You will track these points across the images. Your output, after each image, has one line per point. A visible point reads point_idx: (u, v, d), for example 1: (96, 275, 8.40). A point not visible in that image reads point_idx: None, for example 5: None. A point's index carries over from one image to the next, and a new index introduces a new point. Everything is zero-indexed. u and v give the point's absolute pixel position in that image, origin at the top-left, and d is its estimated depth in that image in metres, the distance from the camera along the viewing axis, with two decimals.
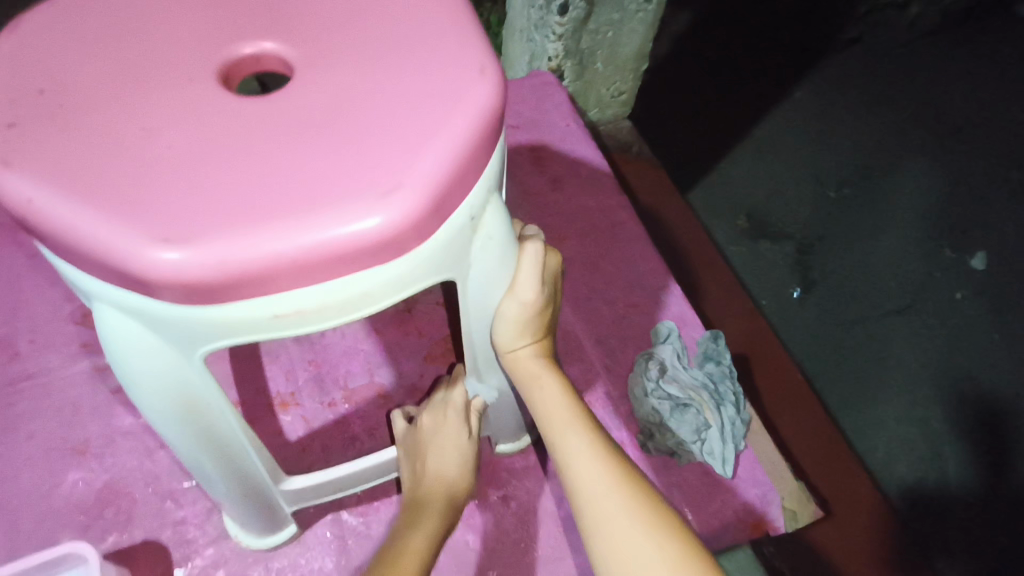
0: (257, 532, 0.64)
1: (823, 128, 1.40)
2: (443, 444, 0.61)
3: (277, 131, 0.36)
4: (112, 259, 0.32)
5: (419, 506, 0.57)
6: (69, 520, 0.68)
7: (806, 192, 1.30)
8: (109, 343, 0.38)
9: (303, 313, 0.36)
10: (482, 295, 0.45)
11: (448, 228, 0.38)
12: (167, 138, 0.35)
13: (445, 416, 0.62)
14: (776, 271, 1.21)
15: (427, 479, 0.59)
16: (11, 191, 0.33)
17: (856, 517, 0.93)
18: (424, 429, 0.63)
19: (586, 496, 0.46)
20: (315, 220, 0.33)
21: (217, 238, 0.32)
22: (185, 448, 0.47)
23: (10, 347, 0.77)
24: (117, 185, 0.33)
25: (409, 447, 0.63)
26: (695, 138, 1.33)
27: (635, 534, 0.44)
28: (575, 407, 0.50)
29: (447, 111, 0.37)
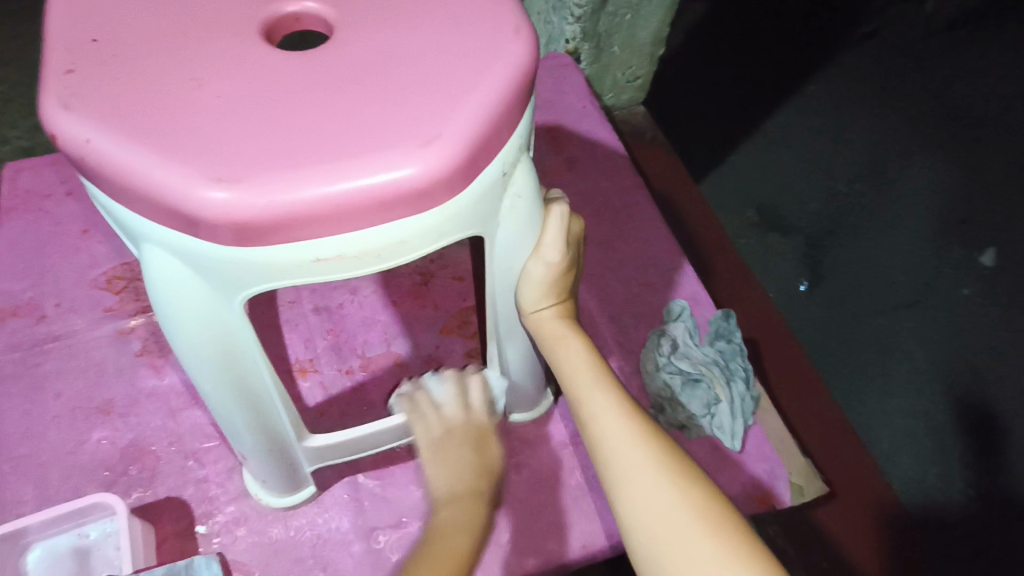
0: (278, 490, 0.66)
1: (836, 121, 1.40)
2: (475, 452, 0.58)
3: (320, 86, 0.37)
4: (165, 197, 0.34)
5: (462, 510, 0.54)
6: (95, 476, 0.70)
7: (817, 185, 1.31)
8: (155, 287, 0.39)
9: (341, 259, 0.37)
10: (511, 255, 0.47)
11: (483, 181, 0.39)
12: (215, 88, 0.37)
13: (480, 422, 0.59)
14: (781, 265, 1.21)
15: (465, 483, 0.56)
16: (70, 133, 0.35)
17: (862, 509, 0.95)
18: (457, 429, 0.59)
19: (609, 450, 0.48)
20: (359, 166, 0.35)
21: (264, 180, 0.34)
22: (217, 398, 0.49)
23: (37, 309, 0.79)
24: (169, 129, 0.35)
25: (441, 444, 0.58)
26: (708, 129, 1.34)
27: (655, 483, 0.46)
28: (598, 367, 0.52)
29: (485, 68, 0.38)
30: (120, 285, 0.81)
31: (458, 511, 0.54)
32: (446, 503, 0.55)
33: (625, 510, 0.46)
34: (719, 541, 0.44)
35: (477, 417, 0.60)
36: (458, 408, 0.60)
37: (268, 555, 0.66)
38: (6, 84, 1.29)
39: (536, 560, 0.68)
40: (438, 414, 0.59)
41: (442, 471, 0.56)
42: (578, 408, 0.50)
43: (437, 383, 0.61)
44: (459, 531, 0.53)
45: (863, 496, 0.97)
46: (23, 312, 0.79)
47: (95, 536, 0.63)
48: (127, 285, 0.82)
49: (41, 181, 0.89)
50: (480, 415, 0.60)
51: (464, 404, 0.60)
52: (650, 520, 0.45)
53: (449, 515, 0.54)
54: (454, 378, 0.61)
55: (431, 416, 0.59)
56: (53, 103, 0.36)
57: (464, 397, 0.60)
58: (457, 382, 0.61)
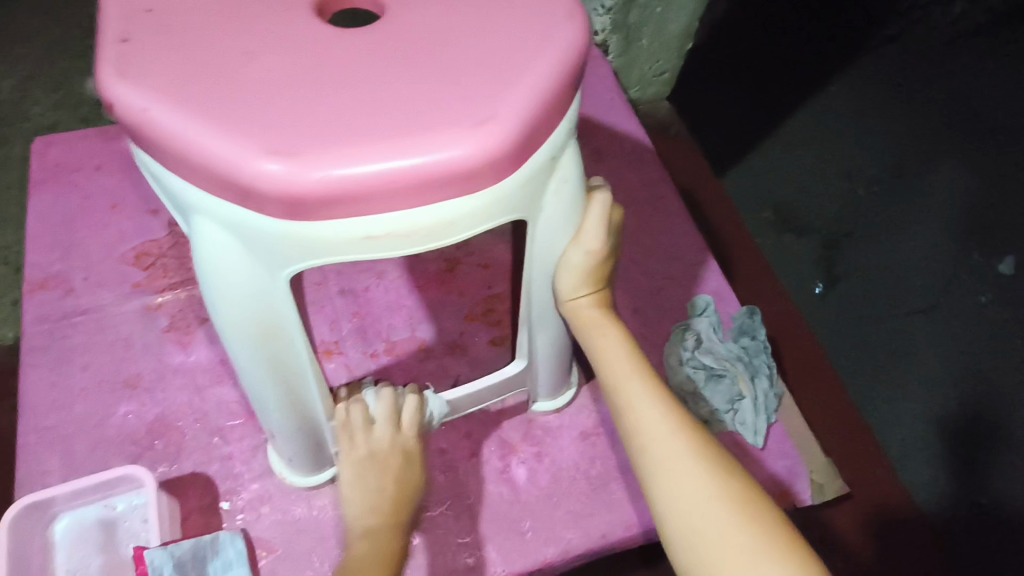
0: (302, 470, 0.66)
1: (859, 122, 1.38)
2: (395, 479, 0.58)
3: (371, 63, 0.37)
4: (220, 168, 0.34)
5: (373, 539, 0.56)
6: (121, 449, 0.71)
7: (835, 186, 1.29)
8: (201, 259, 0.39)
9: (391, 237, 0.37)
10: (552, 241, 0.47)
11: (533, 163, 0.39)
12: (267, 62, 0.37)
13: (406, 448, 0.60)
14: (799, 267, 1.20)
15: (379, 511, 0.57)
16: (126, 101, 0.35)
17: (875, 510, 0.96)
18: (383, 455, 0.58)
19: (644, 439, 0.48)
20: (415, 143, 0.35)
21: (321, 154, 0.34)
22: (251, 375, 0.49)
23: (66, 282, 0.80)
24: (225, 99, 0.35)
25: (364, 470, 0.58)
26: (728, 127, 1.33)
27: (689, 472, 0.46)
28: (634, 357, 0.52)
29: (538, 49, 0.38)
30: (148, 262, 0.82)
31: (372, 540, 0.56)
32: (362, 530, 0.57)
33: (658, 498, 0.47)
34: (750, 531, 0.44)
35: (402, 442, 0.60)
36: (387, 430, 0.59)
37: (292, 533, 0.67)
38: (30, 61, 1.30)
39: (554, 549, 0.68)
40: (367, 435, 0.59)
41: (359, 498, 0.57)
42: (614, 397, 0.51)
43: (371, 398, 0.60)
44: (372, 563, 0.55)
45: (876, 497, 0.97)
46: (52, 285, 0.80)
47: (123, 508, 0.63)
48: (154, 262, 0.82)
49: (70, 156, 0.89)
50: (407, 439, 0.60)
51: (394, 425, 0.59)
52: (682, 509, 0.45)
53: (365, 541, 0.56)
54: (389, 398, 0.60)
55: (360, 436, 0.59)
56: (111, 70, 0.36)
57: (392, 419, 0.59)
58: (391, 402, 0.60)
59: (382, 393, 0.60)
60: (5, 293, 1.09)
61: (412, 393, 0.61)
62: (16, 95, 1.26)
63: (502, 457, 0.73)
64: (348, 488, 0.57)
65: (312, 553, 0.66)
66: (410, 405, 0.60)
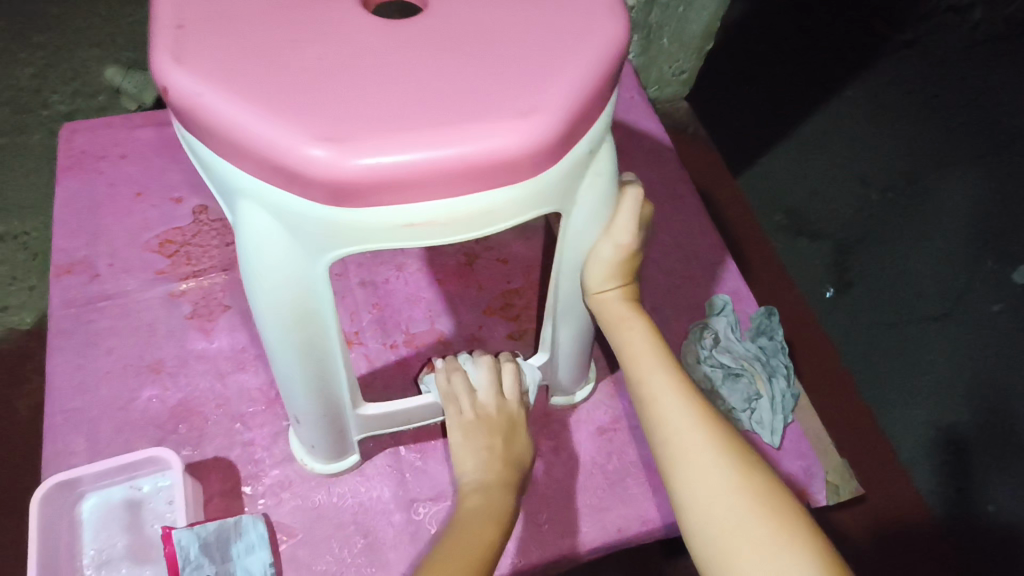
0: (324, 457, 0.67)
1: (875, 127, 1.38)
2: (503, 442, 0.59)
3: (416, 54, 0.38)
4: (270, 153, 0.35)
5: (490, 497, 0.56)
6: (145, 432, 0.72)
7: (850, 191, 1.29)
8: (244, 241, 0.40)
9: (432, 225, 0.38)
10: (584, 234, 0.48)
11: (572, 155, 0.40)
12: (313, 51, 0.37)
13: (511, 412, 0.61)
14: (811, 270, 1.20)
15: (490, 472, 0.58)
16: (180, 87, 0.36)
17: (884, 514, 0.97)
18: (491, 417, 0.60)
19: (666, 430, 0.49)
20: (460, 133, 0.35)
21: (370, 141, 0.34)
22: (283, 358, 0.50)
23: (91, 267, 0.81)
24: (276, 86, 0.36)
25: (472, 432, 0.60)
26: (745, 129, 1.33)
27: (713, 465, 0.47)
28: (659, 349, 0.53)
29: (580, 44, 0.39)
30: (171, 249, 0.83)
31: (485, 496, 0.56)
32: (473, 491, 0.57)
33: (678, 488, 0.47)
34: (774, 525, 0.44)
35: (506, 406, 0.61)
36: (491, 395, 0.61)
37: (311, 519, 0.68)
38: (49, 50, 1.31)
39: (571, 541, 0.69)
40: (473, 400, 0.61)
41: (471, 459, 0.58)
42: (638, 389, 0.51)
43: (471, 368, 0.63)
44: (482, 515, 0.55)
45: (888, 502, 0.98)
46: (77, 270, 0.81)
47: (148, 489, 0.65)
48: (178, 249, 0.83)
49: (95, 143, 0.90)
50: (513, 404, 0.62)
51: (497, 392, 0.61)
52: (703, 498, 0.46)
53: (478, 496, 0.56)
54: (489, 366, 0.62)
55: (466, 400, 0.61)
56: (164, 55, 0.36)
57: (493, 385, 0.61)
58: (491, 369, 0.62)
59: (486, 361, 0.62)
60: (21, 278, 1.08)
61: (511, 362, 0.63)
62: (35, 84, 1.27)
63: None
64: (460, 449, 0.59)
65: (331, 539, 0.67)
66: (509, 372, 0.62)
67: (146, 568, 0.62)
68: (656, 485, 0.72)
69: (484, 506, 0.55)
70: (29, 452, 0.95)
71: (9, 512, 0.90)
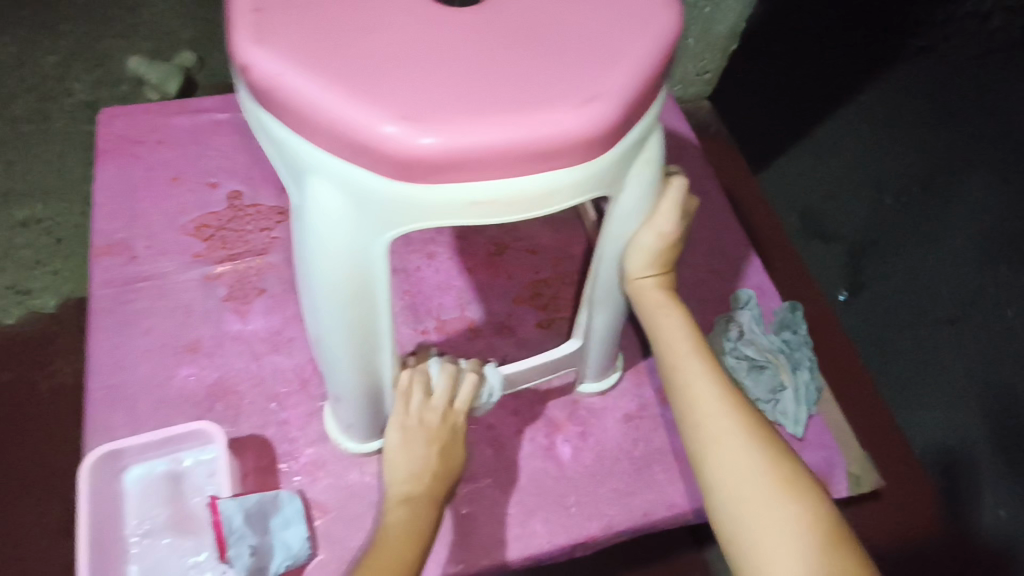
0: (359, 437, 0.69)
1: (898, 113, 1.23)
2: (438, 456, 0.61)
3: (482, 40, 0.39)
4: (350, 131, 0.36)
5: (409, 513, 0.58)
6: (182, 410, 0.73)
7: (862, 185, 1.17)
8: (308, 217, 0.42)
9: (497, 204, 0.40)
10: (629, 221, 0.49)
11: (627, 140, 0.42)
12: (383, 36, 0.39)
13: (454, 425, 0.62)
14: (815, 275, 1.10)
15: (414, 485, 0.59)
16: (262, 67, 0.37)
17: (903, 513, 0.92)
18: (433, 428, 0.61)
19: (699, 414, 0.50)
20: (529, 115, 0.37)
21: (444, 120, 0.36)
22: (333, 336, 0.52)
23: (129, 249, 0.83)
24: (354, 67, 0.37)
25: (412, 440, 0.61)
26: (759, 121, 1.25)
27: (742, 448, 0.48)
28: (692, 337, 0.54)
29: (640, 33, 0.40)
30: (208, 233, 0.85)
31: (406, 504, 0.59)
32: (398, 503, 0.59)
33: (708, 470, 0.49)
34: (795, 507, 0.46)
35: (451, 417, 0.62)
36: (443, 402, 0.62)
37: (344, 497, 0.70)
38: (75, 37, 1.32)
39: (598, 524, 0.71)
40: (423, 404, 0.61)
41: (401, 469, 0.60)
42: (672, 373, 0.53)
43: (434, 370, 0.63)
44: (404, 531, 0.57)
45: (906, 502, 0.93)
46: (116, 252, 0.82)
47: (189, 463, 0.67)
48: (214, 233, 0.85)
49: (132, 128, 0.92)
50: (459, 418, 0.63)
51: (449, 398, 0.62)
52: (734, 481, 0.47)
53: (403, 502, 0.59)
54: (450, 373, 0.63)
55: (416, 403, 0.61)
56: (245, 36, 0.38)
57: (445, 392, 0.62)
58: (451, 376, 0.63)
59: (446, 370, 0.62)
60: (44, 262, 1.07)
61: (472, 372, 0.64)
62: (57, 72, 1.28)
63: (547, 435, 0.75)
64: (395, 455, 0.60)
65: (364, 517, 0.69)
66: (468, 382, 0.63)
67: (188, 539, 0.64)
68: (681, 473, 0.74)
69: (406, 514, 0.58)
70: (51, 437, 0.94)
71: (31, 494, 0.90)
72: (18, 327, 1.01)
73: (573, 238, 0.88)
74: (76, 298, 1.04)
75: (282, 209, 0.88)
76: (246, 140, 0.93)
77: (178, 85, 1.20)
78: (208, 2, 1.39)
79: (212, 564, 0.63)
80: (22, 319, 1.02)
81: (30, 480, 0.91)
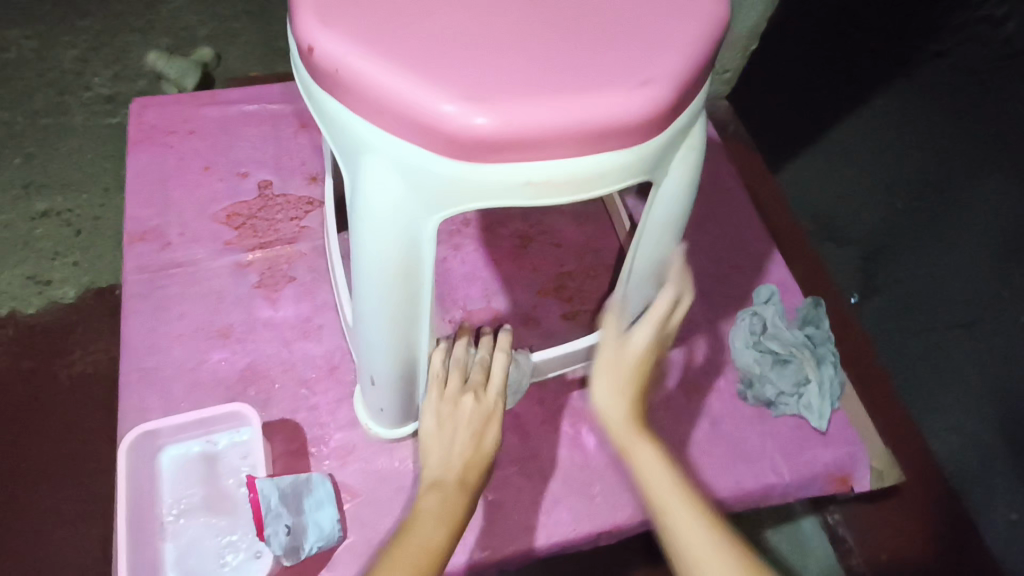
0: (388, 422, 0.70)
1: (913, 127, 1.16)
2: (474, 435, 0.59)
3: (538, 23, 0.41)
4: (413, 111, 0.38)
5: (444, 494, 0.55)
6: (215, 393, 0.75)
7: (876, 189, 1.09)
8: (361, 197, 0.43)
9: (549, 184, 0.41)
10: (667, 207, 0.52)
11: (674, 125, 0.44)
12: (441, 18, 0.40)
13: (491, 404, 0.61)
14: (829, 273, 1.03)
15: (452, 467, 0.58)
16: (328, 48, 0.39)
17: (918, 509, 0.90)
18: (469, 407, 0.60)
19: (689, 557, 0.47)
20: (586, 96, 0.38)
21: (505, 101, 0.38)
22: (375, 319, 0.53)
23: (162, 236, 0.84)
24: (415, 48, 0.39)
25: (445, 422, 0.60)
26: (778, 114, 1.16)
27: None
28: (676, 476, 0.51)
29: (691, 18, 0.42)
30: (239, 221, 0.86)
31: (436, 502, 0.55)
32: (430, 488, 0.56)
33: None
34: None
35: (486, 397, 0.62)
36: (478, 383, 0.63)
37: (373, 482, 0.71)
38: (97, 28, 1.33)
39: (623, 514, 0.72)
40: (458, 385, 0.62)
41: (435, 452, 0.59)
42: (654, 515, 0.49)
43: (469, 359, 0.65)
44: (437, 512, 0.54)
45: (917, 505, 0.90)
46: (149, 238, 0.84)
47: (224, 444, 0.69)
48: (245, 222, 0.86)
49: (163, 117, 0.93)
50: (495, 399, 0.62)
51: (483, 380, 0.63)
52: None
53: (436, 497, 0.55)
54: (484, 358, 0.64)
55: (450, 385, 0.62)
56: (310, 18, 0.40)
57: (477, 377, 0.63)
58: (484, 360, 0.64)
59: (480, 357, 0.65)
60: (65, 253, 1.08)
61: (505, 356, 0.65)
62: (77, 66, 1.28)
63: (572, 425, 0.76)
64: (428, 438, 0.60)
65: (393, 501, 0.70)
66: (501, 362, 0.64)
67: (222, 518, 0.66)
68: (704, 464, 0.75)
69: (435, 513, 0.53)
70: (69, 424, 0.94)
71: (52, 479, 0.91)
72: (40, 315, 1.02)
73: (598, 232, 0.89)
74: (97, 288, 1.05)
75: (311, 199, 0.89)
76: (275, 131, 0.94)
77: (196, 80, 1.21)
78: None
79: (247, 542, 0.65)
80: (43, 309, 1.03)
81: (50, 466, 0.91)
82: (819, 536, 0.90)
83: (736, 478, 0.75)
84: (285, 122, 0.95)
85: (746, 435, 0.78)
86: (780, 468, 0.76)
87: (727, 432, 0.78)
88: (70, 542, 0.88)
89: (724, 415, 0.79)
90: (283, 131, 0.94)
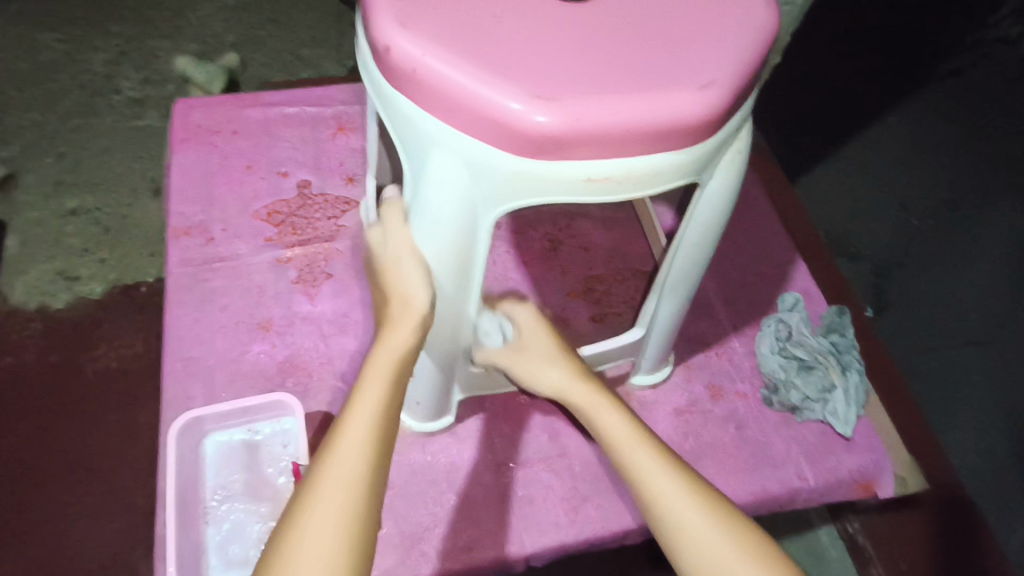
0: (422, 416, 0.73)
1: (934, 138, 1.09)
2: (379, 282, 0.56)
3: (598, 33, 0.45)
4: (485, 109, 0.42)
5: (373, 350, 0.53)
6: (256, 383, 0.77)
7: (887, 208, 1.04)
8: (427, 188, 0.46)
9: (607, 182, 0.45)
10: (709, 213, 0.55)
11: (723, 132, 0.47)
12: (510, 25, 0.44)
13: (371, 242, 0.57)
14: (849, 289, 0.97)
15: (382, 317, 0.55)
16: (407, 48, 0.43)
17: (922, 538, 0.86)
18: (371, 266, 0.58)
19: (675, 523, 0.50)
20: (650, 99, 0.42)
21: (573, 101, 0.41)
22: None
23: (207, 231, 0.86)
24: (488, 51, 0.43)
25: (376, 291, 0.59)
26: (810, 116, 1.10)
27: (707, 533, 0.50)
28: (656, 447, 0.54)
29: (740, 33, 0.46)
30: (279, 219, 0.89)
31: (377, 368, 0.50)
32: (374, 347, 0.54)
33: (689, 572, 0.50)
34: None
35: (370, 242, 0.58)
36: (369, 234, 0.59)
37: (408, 474, 0.73)
38: (127, 33, 1.37)
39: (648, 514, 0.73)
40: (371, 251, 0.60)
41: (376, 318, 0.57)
42: (637, 485, 0.53)
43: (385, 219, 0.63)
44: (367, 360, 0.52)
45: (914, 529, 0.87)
46: (194, 233, 0.86)
47: (265, 433, 0.72)
48: (285, 219, 0.89)
49: (208, 118, 0.96)
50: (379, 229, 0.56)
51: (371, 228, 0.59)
52: None
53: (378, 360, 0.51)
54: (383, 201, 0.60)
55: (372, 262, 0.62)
56: (389, 20, 0.44)
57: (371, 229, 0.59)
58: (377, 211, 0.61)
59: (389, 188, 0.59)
60: (93, 250, 1.11)
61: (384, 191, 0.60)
62: (107, 69, 1.32)
63: None
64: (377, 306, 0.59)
65: (427, 494, 0.72)
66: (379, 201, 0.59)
67: (264, 505, 0.68)
68: (729, 465, 0.77)
69: (376, 373, 0.50)
70: (95, 416, 0.96)
71: (75, 469, 0.93)
72: (68, 310, 1.05)
73: (625, 237, 0.91)
74: (123, 285, 1.08)
75: (348, 199, 0.92)
76: (314, 133, 0.97)
77: (224, 84, 1.24)
78: (255, 3, 1.44)
79: None
80: (71, 304, 1.05)
81: (79, 455, 0.94)
82: (837, 544, 0.96)
83: (762, 481, 0.76)
84: (323, 125, 0.98)
85: (773, 438, 0.79)
86: (804, 473, 0.77)
87: (753, 436, 0.79)
88: (93, 531, 0.89)
89: (750, 418, 0.80)
90: (321, 133, 0.97)
